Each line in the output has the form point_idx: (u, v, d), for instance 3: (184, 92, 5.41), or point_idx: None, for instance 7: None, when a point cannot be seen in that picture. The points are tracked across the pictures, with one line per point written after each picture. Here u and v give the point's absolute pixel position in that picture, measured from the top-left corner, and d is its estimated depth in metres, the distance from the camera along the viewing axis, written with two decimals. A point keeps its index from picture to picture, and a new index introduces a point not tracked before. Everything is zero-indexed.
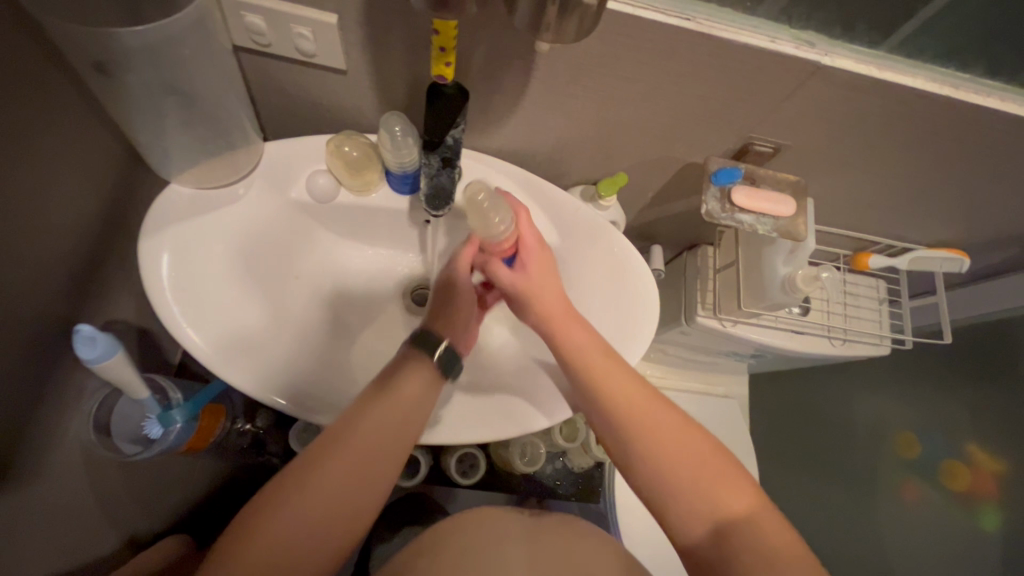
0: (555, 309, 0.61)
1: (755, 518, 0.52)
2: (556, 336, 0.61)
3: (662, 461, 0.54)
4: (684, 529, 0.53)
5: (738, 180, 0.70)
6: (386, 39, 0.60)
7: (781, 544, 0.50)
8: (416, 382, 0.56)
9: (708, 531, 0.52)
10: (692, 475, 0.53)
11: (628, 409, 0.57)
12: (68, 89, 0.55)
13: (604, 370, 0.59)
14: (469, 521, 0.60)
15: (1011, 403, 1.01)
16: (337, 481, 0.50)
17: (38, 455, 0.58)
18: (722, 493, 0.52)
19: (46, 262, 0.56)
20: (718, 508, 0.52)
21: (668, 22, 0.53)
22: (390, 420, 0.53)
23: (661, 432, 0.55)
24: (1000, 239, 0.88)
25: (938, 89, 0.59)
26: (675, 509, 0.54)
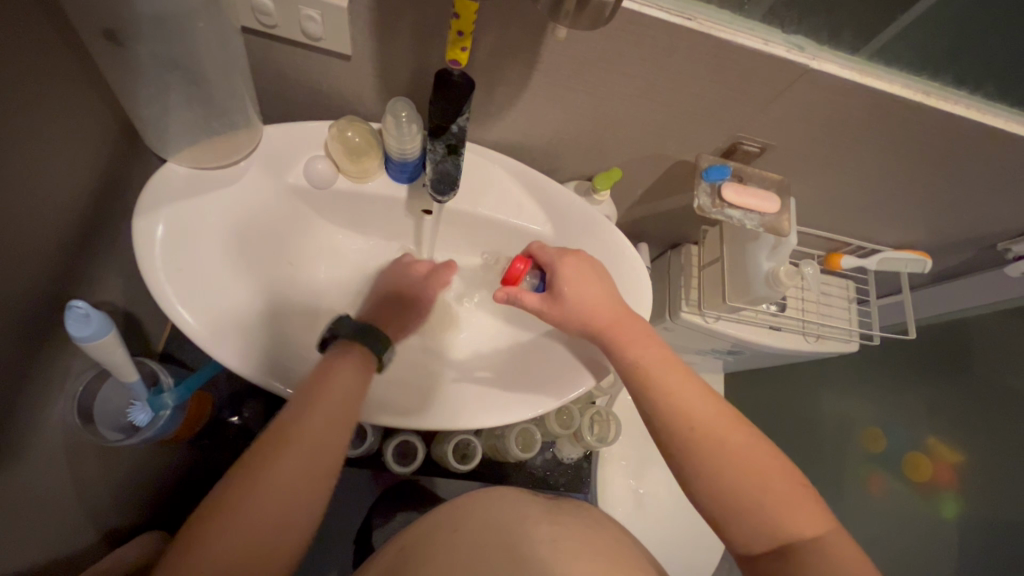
0: (607, 318, 0.63)
1: (824, 542, 0.52)
2: (616, 343, 0.62)
3: (732, 483, 0.55)
4: (747, 541, 0.55)
5: (728, 177, 0.74)
6: (393, 26, 0.60)
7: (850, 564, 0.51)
8: (347, 382, 0.55)
9: (773, 550, 0.54)
10: (759, 495, 0.54)
11: (700, 429, 0.57)
12: (69, 59, 0.54)
13: (662, 379, 0.60)
14: (484, 505, 0.65)
15: (963, 391, 1.09)
16: (274, 493, 0.48)
17: (26, 435, 0.55)
18: (790, 517, 0.53)
19: (42, 235, 0.54)
20: (784, 533, 0.53)
21: (672, 20, 0.56)
22: (326, 420, 0.52)
23: (731, 448, 0.56)
24: (959, 241, 0.94)
25: (913, 95, 0.64)
26: (737, 529, 0.55)
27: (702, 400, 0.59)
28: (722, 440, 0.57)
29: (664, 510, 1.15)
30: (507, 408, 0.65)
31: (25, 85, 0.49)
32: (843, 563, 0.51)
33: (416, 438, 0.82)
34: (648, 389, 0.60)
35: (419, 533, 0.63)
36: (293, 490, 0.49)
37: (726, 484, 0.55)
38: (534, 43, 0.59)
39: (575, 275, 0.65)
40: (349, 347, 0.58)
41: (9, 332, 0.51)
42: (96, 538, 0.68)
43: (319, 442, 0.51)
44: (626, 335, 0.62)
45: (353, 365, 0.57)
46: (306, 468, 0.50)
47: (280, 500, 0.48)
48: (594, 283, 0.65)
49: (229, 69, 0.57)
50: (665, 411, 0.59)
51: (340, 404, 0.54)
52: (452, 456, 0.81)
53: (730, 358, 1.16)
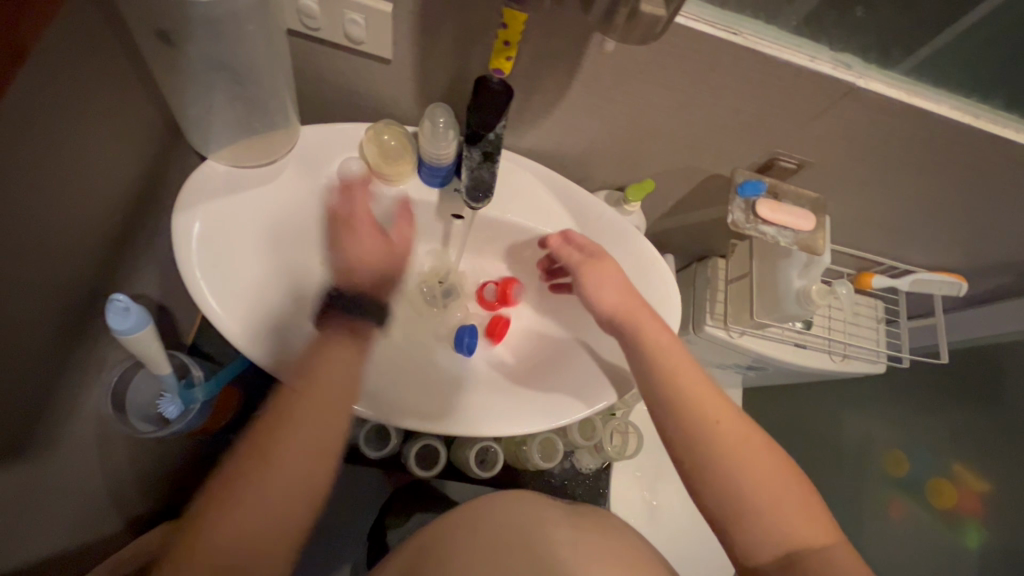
0: (635, 302, 0.65)
1: (830, 553, 0.53)
2: (640, 326, 0.63)
3: (746, 492, 0.55)
4: (755, 550, 0.54)
5: (762, 194, 0.73)
6: (436, 33, 0.61)
7: (852, 575, 0.52)
8: (334, 363, 0.57)
9: (777, 560, 0.53)
10: (768, 503, 0.54)
11: (717, 441, 0.56)
12: (121, 56, 0.55)
13: (686, 373, 0.60)
14: (502, 503, 0.65)
15: (985, 419, 1.07)
16: (281, 463, 0.51)
17: (60, 423, 0.56)
18: (798, 528, 0.53)
19: (87, 228, 0.55)
20: (790, 541, 0.53)
21: (718, 35, 0.55)
22: (325, 400, 0.55)
23: (747, 460, 0.56)
24: (998, 265, 0.91)
25: (961, 118, 0.62)
26: (742, 534, 0.54)
27: (716, 401, 0.59)
28: (738, 448, 0.56)
29: (677, 523, 1.14)
30: (517, 415, 0.65)
31: (80, 81, 0.50)
32: (847, 574, 0.52)
33: (437, 441, 0.82)
34: (672, 397, 0.59)
35: (434, 537, 0.62)
36: (298, 463, 0.52)
37: (741, 497, 0.55)
38: (576, 54, 0.59)
39: (597, 262, 0.67)
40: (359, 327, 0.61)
41: (50, 320, 0.52)
42: (121, 527, 0.69)
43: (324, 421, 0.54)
44: (653, 325, 0.63)
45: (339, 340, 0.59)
46: (309, 443, 0.53)
47: (288, 472, 0.51)
48: (602, 272, 0.67)
49: (273, 71, 0.58)
50: (687, 422, 0.58)
51: (336, 387, 0.56)
52: (473, 461, 0.82)
53: (752, 374, 1.14)
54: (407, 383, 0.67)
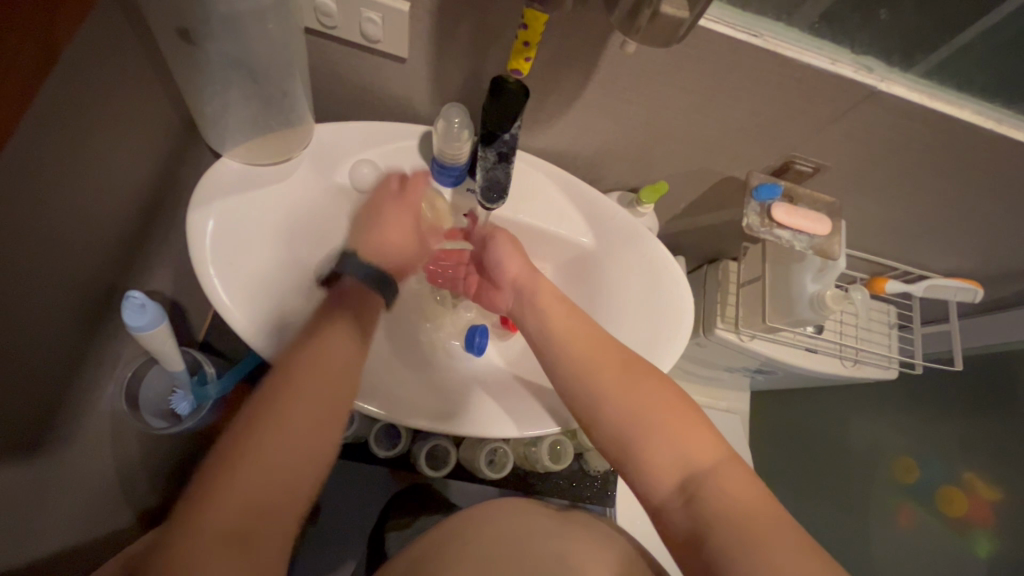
0: (533, 271, 0.67)
1: (719, 472, 0.50)
2: (534, 287, 0.64)
3: (636, 429, 0.53)
4: (653, 486, 0.52)
5: (778, 197, 0.72)
6: (453, 32, 0.60)
7: (746, 498, 0.48)
8: (338, 344, 0.49)
9: (677, 491, 0.50)
10: (652, 431, 0.52)
11: (598, 381, 0.55)
12: (140, 53, 0.56)
13: (572, 322, 0.60)
14: (509, 512, 0.65)
15: (1005, 428, 1.05)
16: (272, 453, 0.42)
17: (75, 418, 0.56)
18: (686, 451, 0.51)
19: (105, 224, 0.55)
20: (684, 466, 0.51)
21: (738, 37, 0.55)
22: (323, 387, 0.46)
23: (630, 394, 0.54)
24: (1015, 271, 0.90)
25: (984, 122, 0.62)
26: (641, 470, 0.52)
27: (603, 342, 0.58)
28: (629, 385, 0.55)
29: None
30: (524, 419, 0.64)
31: (101, 77, 0.50)
32: (736, 492, 0.49)
33: (447, 441, 0.82)
34: (554, 351, 0.59)
35: (434, 543, 0.62)
36: (293, 455, 0.43)
37: (632, 434, 0.53)
38: (594, 54, 0.59)
39: (496, 235, 0.70)
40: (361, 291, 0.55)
41: (68, 315, 0.52)
42: (132, 522, 0.68)
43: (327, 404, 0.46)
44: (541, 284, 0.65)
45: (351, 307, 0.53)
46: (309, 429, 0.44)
47: (283, 462, 0.43)
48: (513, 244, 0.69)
49: (290, 69, 0.58)
50: (567, 375, 0.57)
51: (328, 373, 0.47)
52: (481, 461, 0.82)
53: (761, 377, 1.13)
54: (419, 386, 0.67)
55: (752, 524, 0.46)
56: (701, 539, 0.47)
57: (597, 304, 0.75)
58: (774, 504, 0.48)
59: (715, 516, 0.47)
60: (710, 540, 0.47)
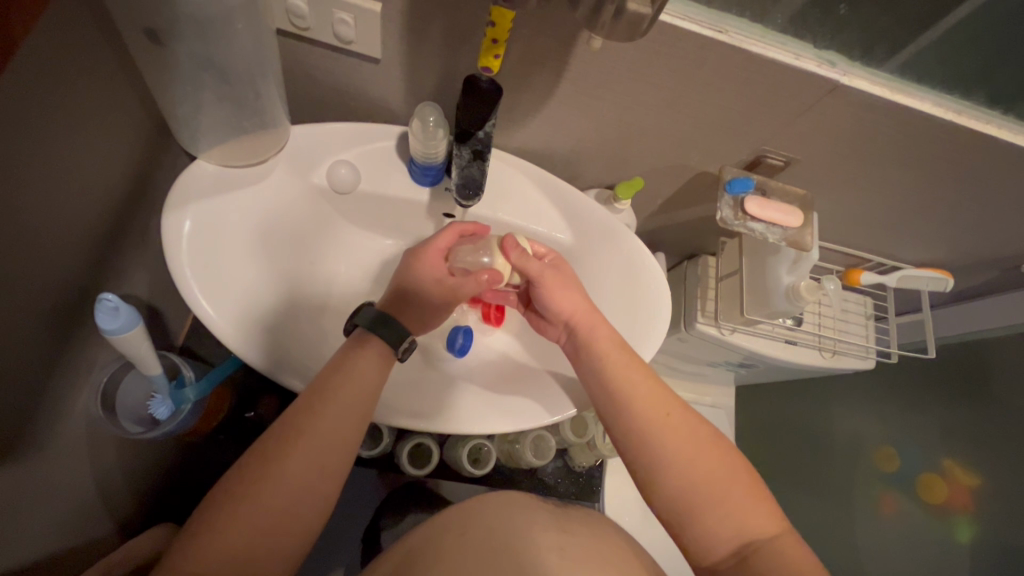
0: (584, 314, 0.64)
1: (778, 543, 0.51)
2: (583, 331, 0.63)
3: (693, 486, 0.54)
4: (707, 547, 0.53)
5: (751, 191, 0.74)
6: (424, 31, 0.61)
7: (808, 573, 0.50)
8: (357, 381, 0.53)
9: (731, 555, 0.52)
10: (710, 493, 0.53)
11: (648, 426, 0.56)
12: (109, 55, 0.55)
13: (629, 366, 0.60)
14: (495, 503, 0.65)
15: (982, 415, 1.07)
16: (276, 493, 0.47)
17: (48, 424, 0.56)
18: (746, 518, 0.52)
19: (76, 227, 0.55)
20: (743, 533, 0.52)
21: (703, 33, 0.56)
22: (337, 428, 0.50)
23: (686, 449, 0.55)
24: (984, 259, 0.93)
25: (944, 114, 0.64)
26: (696, 531, 0.53)
27: (657, 387, 0.59)
28: (685, 439, 0.56)
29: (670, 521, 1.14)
30: (503, 414, 0.65)
31: (69, 80, 0.50)
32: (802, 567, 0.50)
33: (430, 440, 0.82)
34: (610, 395, 0.59)
35: (421, 538, 0.63)
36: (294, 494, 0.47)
37: (691, 494, 0.53)
38: (563, 51, 0.60)
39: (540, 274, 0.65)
40: (364, 339, 0.56)
41: (40, 319, 0.52)
42: (109, 530, 0.68)
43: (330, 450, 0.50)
44: (587, 326, 0.63)
45: (366, 370, 0.54)
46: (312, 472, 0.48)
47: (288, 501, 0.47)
48: (564, 279, 0.66)
49: (262, 69, 0.58)
50: (626, 421, 0.57)
51: (346, 412, 0.51)
52: (465, 460, 0.81)
53: (743, 371, 1.15)
54: (398, 383, 0.66)
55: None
56: None
57: None
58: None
59: None
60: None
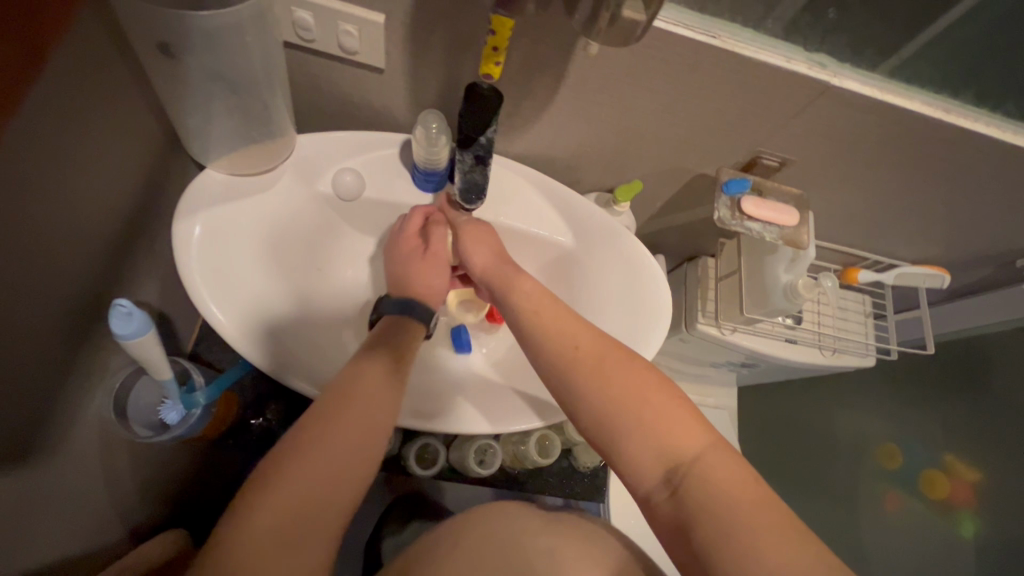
0: (504, 262, 0.68)
1: (702, 463, 0.50)
2: (505, 282, 0.66)
3: (611, 415, 0.54)
4: (640, 476, 0.53)
5: (747, 191, 0.75)
6: (426, 42, 0.63)
7: (735, 485, 0.49)
8: (389, 363, 0.55)
9: (664, 480, 0.51)
10: (633, 416, 0.53)
11: (564, 358, 0.57)
12: (122, 68, 0.57)
13: (546, 311, 0.61)
14: (502, 509, 0.67)
15: (973, 410, 1.11)
16: (315, 478, 0.46)
17: (62, 428, 0.57)
18: (671, 437, 0.52)
19: (90, 236, 0.57)
20: (671, 453, 0.51)
21: (697, 38, 0.58)
22: (376, 401, 0.52)
23: (603, 386, 0.55)
24: (978, 256, 0.94)
25: (934, 113, 0.65)
26: (630, 459, 0.53)
27: (573, 324, 0.60)
28: (599, 368, 0.56)
29: None
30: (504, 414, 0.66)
31: (84, 92, 0.52)
32: (725, 485, 0.49)
33: (435, 441, 0.84)
34: (529, 334, 0.61)
35: (426, 545, 0.64)
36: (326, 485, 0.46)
37: (613, 419, 0.54)
38: (562, 58, 0.62)
39: (463, 230, 0.70)
40: (398, 321, 0.61)
41: (55, 325, 0.53)
42: (122, 535, 0.69)
43: (360, 439, 0.49)
44: (508, 275, 0.66)
45: (409, 339, 0.60)
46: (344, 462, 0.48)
47: (320, 493, 0.46)
48: (480, 235, 0.70)
49: (271, 79, 0.60)
50: (545, 358, 0.59)
51: (381, 388, 0.53)
52: (471, 460, 0.82)
53: (744, 371, 1.16)
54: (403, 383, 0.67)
55: (736, 519, 0.46)
56: (693, 526, 0.48)
57: (578, 300, 0.77)
58: (767, 497, 0.48)
59: (699, 501, 0.49)
60: (696, 527, 0.48)
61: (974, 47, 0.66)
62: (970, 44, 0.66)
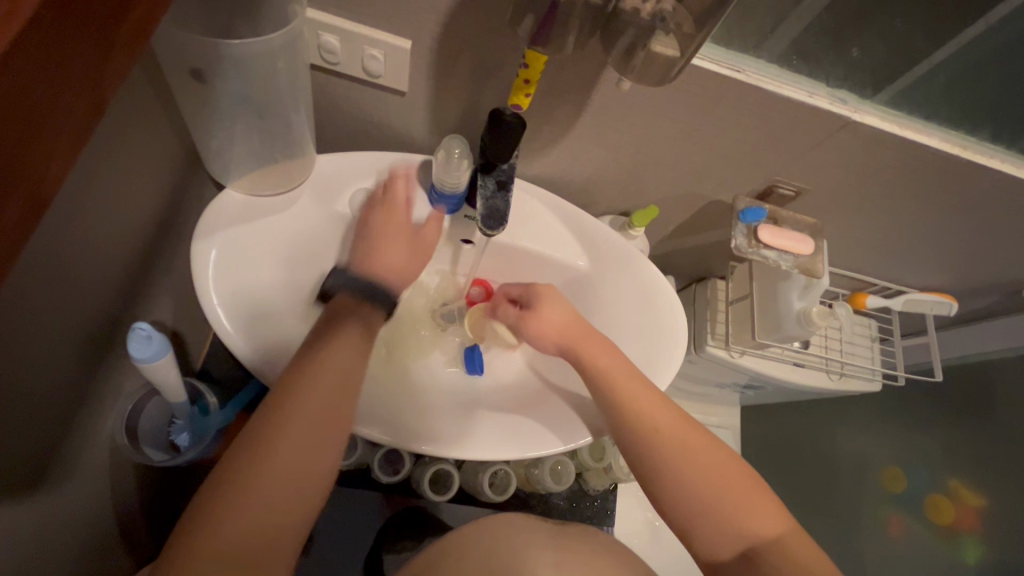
0: (574, 328, 0.64)
1: (782, 544, 0.51)
2: (586, 356, 0.62)
3: (695, 501, 0.53)
4: (711, 548, 0.53)
5: (763, 219, 0.76)
6: (452, 68, 0.63)
7: (811, 564, 0.50)
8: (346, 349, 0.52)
9: (739, 557, 0.52)
10: (718, 502, 0.53)
11: (649, 434, 0.56)
12: (150, 90, 0.57)
13: (626, 389, 0.58)
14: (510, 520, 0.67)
15: (984, 440, 1.10)
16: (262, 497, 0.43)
17: (77, 452, 0.56)
18: (749, 519, 0.52)
19: (114, 257, 0.56)
20: (748, 535, 0.52)
21: (722, 73, 0.59)
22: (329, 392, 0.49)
23: (686, 465, 0.54)
24: (986, 285, 0.95)
25: (950, 148, 0.66)
26: (701, 537, 0.53)
27: (653, 401, 0.58)
28: (681, 451, 0.55)
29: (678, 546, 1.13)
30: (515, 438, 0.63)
31: (114, 116, 0.52)
32: (802, 565, 0.50)
33: (450, 466, 0.83)
34: (612, 407, 0.58)
35: (428, 560, 0.63)
36: (275, 536, 0.43)
37: (692, 498, 0.53)
38: (586, 87, 0.62)
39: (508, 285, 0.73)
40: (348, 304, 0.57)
41: (76, 347, 0.53)
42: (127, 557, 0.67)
43: (316, 441, 0.47)
44: (586, 347, 0.63)
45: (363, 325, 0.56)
46: (303, 469, 0.46)
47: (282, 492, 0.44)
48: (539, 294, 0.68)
49: (298, 103, 0.60)
50: (627, 435, 0.57)
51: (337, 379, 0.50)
52: (485, 484, 0.82)
53: (750, 392, 1.16)
54: (415, 403, 0.66)
55: None
56: None
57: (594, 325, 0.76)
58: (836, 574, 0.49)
59: None
60: None
61: (988, 83, 0.67)
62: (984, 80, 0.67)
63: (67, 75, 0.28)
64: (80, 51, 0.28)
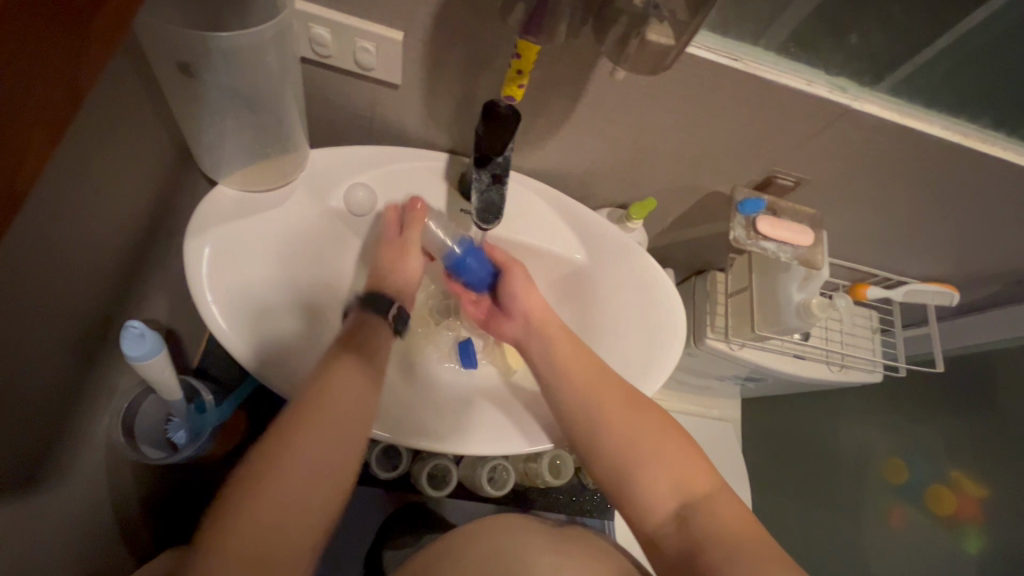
0: (544, 314, 0.66)
1: (710, 502, 0.53)
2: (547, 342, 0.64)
3: (637, 464, 0.55)
4: (649, 513, 0.54)
5: (762, 210, 0.75)
6: (445, 60, 0.62)
7: (740, 524, 0.51)
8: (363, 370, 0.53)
9: (673, 520, 0.53)
10: (656, 462, 0.55)
11: (599, 407, 0.58)
12: (138, 84, 0.57)
13: (577, 360, 0.62)
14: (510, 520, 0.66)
15: (988, 432, 1.07)
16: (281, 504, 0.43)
17: (73, 450, 0.56)
18: (682, 477, 0.54)
19: (106, 254, 0.56)
20: (682, 493, 0.54)
21: (719, 61, 0.58)
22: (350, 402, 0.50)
23: (623, 420, 0.57)
24: (988, 274, 0.94)
25: (950, 136, 0.66)
26: (638, 499, 0.55)
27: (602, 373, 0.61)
28: (624, 416, 0.57)
29: None
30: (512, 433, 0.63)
31: (102, 111, 0.52)
32: (735, 529, 0.51)
33: (447, 461, 0.83)
34: (561, 379, 0.61)
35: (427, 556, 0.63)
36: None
37: (628, 458, 0.56)
38: (582, 78, 0.61)
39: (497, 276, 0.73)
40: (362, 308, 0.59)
41: (69, 345, 0.52)
42: (126, 554, 0.67)
43: (331, 448, 0.47)
44: (546, 329, 0.65)
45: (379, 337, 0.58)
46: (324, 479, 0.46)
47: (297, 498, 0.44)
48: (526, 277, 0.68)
49: (289, 96, 0.59)
50: (575, 405, 0.59)
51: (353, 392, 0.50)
52: (483, 480, 0.82)
53: (750, 384, 1.15)
54: (412, 399, 0.65)
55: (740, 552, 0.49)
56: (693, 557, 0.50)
57: (592, 319, 0.76)
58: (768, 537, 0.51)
59: (711, 538, 0.50)
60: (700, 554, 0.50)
61: (991, 69, 0.66)
62: (987, 66, 0.66)
63: (42, 69, 0.27)
64: (52, 43, 0.28)
